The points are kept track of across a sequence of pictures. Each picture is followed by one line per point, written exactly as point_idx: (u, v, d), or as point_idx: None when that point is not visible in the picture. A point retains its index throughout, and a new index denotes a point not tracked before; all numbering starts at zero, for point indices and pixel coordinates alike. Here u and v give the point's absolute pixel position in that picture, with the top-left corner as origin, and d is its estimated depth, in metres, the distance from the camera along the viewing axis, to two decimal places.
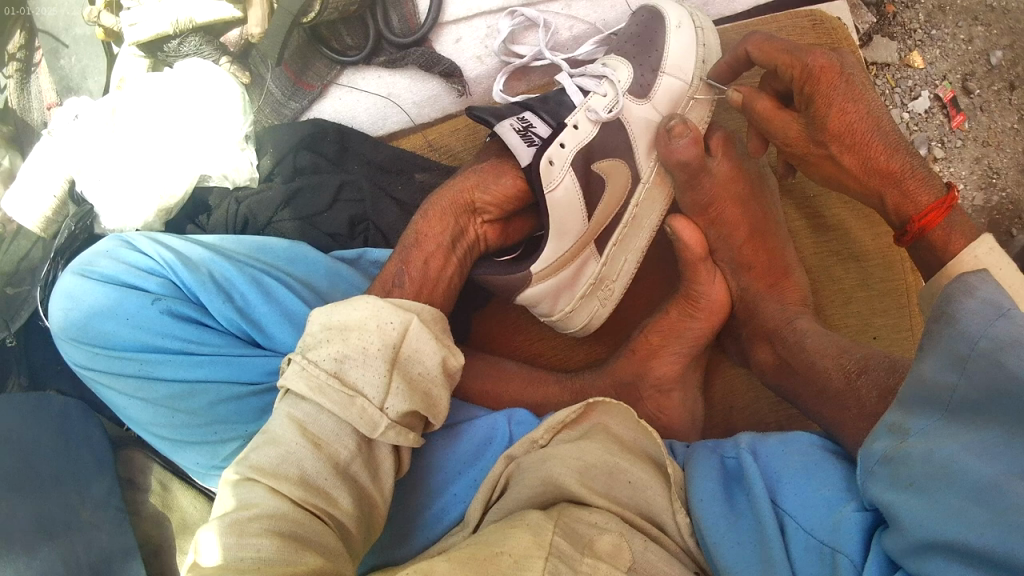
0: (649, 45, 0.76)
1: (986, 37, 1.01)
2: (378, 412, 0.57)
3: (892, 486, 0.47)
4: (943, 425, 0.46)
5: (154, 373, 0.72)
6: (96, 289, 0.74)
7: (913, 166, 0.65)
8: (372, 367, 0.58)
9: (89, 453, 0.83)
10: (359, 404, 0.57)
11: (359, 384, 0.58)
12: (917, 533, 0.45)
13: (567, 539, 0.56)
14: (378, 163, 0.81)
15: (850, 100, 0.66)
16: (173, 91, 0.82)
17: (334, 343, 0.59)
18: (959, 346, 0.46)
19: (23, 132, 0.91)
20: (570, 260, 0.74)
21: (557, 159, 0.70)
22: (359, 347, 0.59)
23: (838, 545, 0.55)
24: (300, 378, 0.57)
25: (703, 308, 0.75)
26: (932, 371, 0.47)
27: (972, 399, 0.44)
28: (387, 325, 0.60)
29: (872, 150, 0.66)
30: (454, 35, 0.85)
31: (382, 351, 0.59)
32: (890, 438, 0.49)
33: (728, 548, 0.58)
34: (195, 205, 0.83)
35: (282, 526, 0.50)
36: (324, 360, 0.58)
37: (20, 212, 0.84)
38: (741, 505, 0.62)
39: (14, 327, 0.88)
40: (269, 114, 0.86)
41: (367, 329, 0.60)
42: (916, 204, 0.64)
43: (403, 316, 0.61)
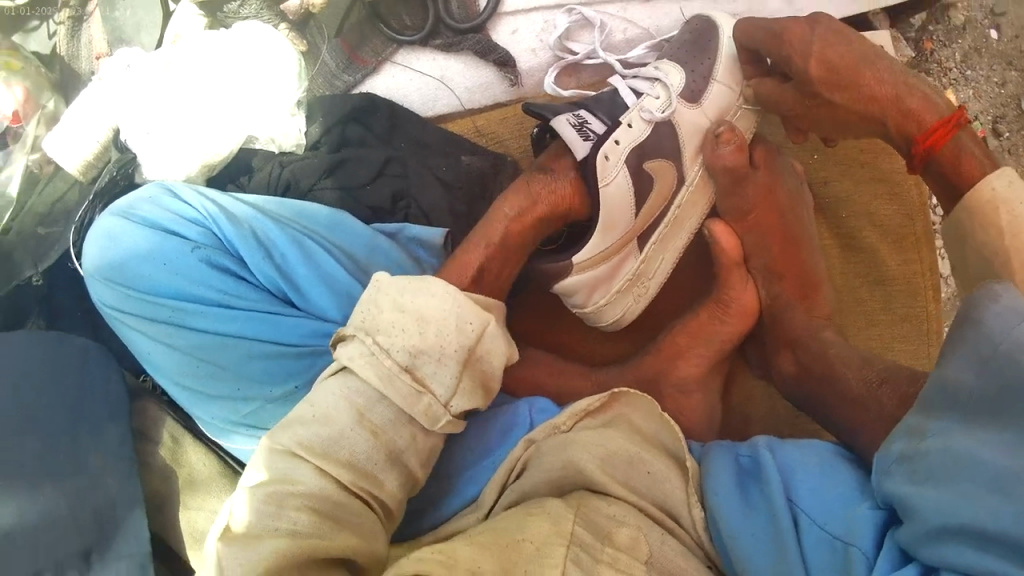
0: (703, 53, 0.79)
1: (1018, 83, 1.08)
2: (442, 409, 0.62)
3: (913, 481, 0.52)
4: (962, 424, 0.51)
5: (186, 321, 0.74)
6: (137, 232, 0.75)
7: (912, 87, 0.67)
8: (446, 365, 0.62)
9: (104, 398, 0.83)
10: (427, 401, 0.61)
11: (430, 380, 0.61)
12: (932, 520, 0.49)
13: (587, 529, 0.57)
14: (425, 143, 0.83)
15: (841, 43, 0.68)
16: (229, 50, 0.82)
17: (410, 334, 0.61)
18: (981, 346, 0.51)
19: (70, 78, 0.92)
20: (612, 254, 0.77)
21: (613, 155, 0.75)
22: (436, 347, 0.61)
23: (851, 539, 0.57)
24: (369, 364, 0.61)
25: (734, 312, 0.79)
26: (952, 372, 0.53)
27: (984, 396, 0.50)
28: (466, 324, 0.63)
29: (869, 83, 0.67)
30: (511, 26, 0.87)
31: (458, 350, 0.62)
32: (909, 438, 0.54)
33: (745, 542, 0.59)
34: (239, 165, 0.85)
35: (322, 506, 0.55)
36: (398, 350, 0.61)
37: (60, 154, 0.84)
38: (756, 500, 0.63)
39: (42, 267, 0.87)
40: (321, 84, 0.87)
41: (446, 326, 0.62)
42: (919, 122, 0.66)
43: (482, 316, 0.64)
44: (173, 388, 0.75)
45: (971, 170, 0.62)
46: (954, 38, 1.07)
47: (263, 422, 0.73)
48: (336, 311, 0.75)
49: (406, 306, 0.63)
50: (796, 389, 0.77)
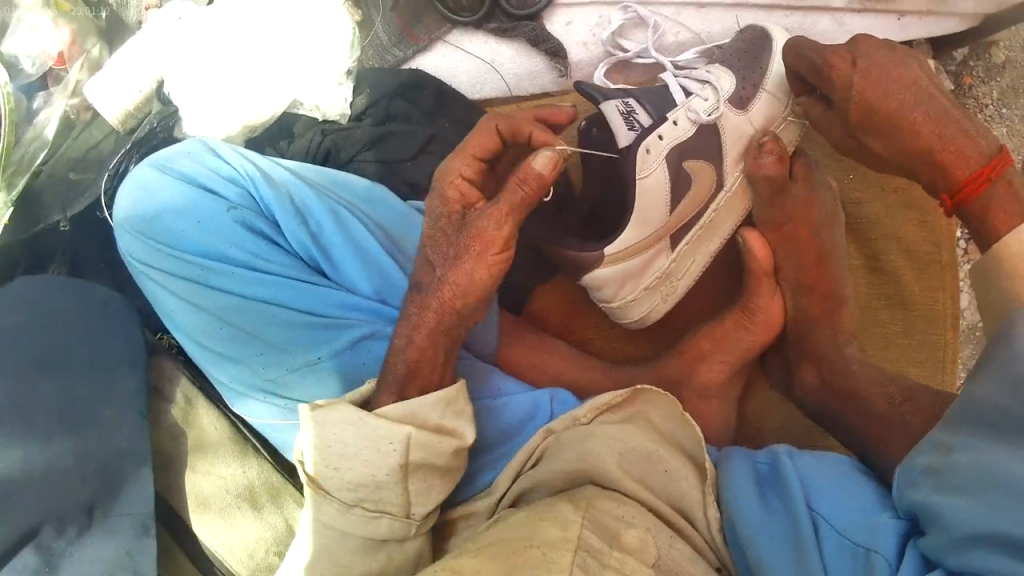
0: (754, 62, 0.79)
1: None
2: (403, 522, 0.63)
3: (937, 491, 0.52)
4: (990, 440, 0.51)
5: (213, 282, 0.74)
6: (173, 187, 0.75)
7: (951, 134, 0.67)
8: (388, 490, 0.62)
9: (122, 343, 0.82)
10: (386, 522, 0.62)
11: (381, 504, 0.62)
12: (961, 529, 0.49)
13: (596, 534, 0.57)
14: (471, 126, 0.83)
15: (881, 80, 0.68)
16: (281, 14, 0.81)
17: (344, 473, 0.61)
18: (1011, 368, 0.51)
19: (117, 26, 0.91)
20: (643, 249, 0.76)
21: (653, 149, 0.74)
22: (371, 479, 0.61)
23: (873, 545, 0.56)
24: (325, 514, 0.63)
25: (758, 322, 0.79)
26: (980, 389, 0.52)
27: (1018, 414, 0.50)
28: (388, 451, 0.61)
29: (911, 125, 0.67)
30: (566, 18, 0.86)
31: (391, 473, 0.62)
32: (933, 452, 0.54)
33: (762, 546, 0.60)
34: (279, 128, 0.85)
35: None
36: (342, 492, 0.62)
37: (101, 102, 0.83)
38: (775, 505, 0.64)
39: (70, 213, 0.87)
40: (371, 57, 0.87)
41: (372, 458, 0.61)
42: (954, 175, 0.66)
43: (403, 433, 0.62)
44: (193, 347, 0.76)
45: (1001, 220, 0.63)
46: (994, 75, 1.08)
47: (285, 390, 0.74)
48: (365, 282, 0.75)
49: (331, 444, 0.62)
50: (817, 403, 0.78)
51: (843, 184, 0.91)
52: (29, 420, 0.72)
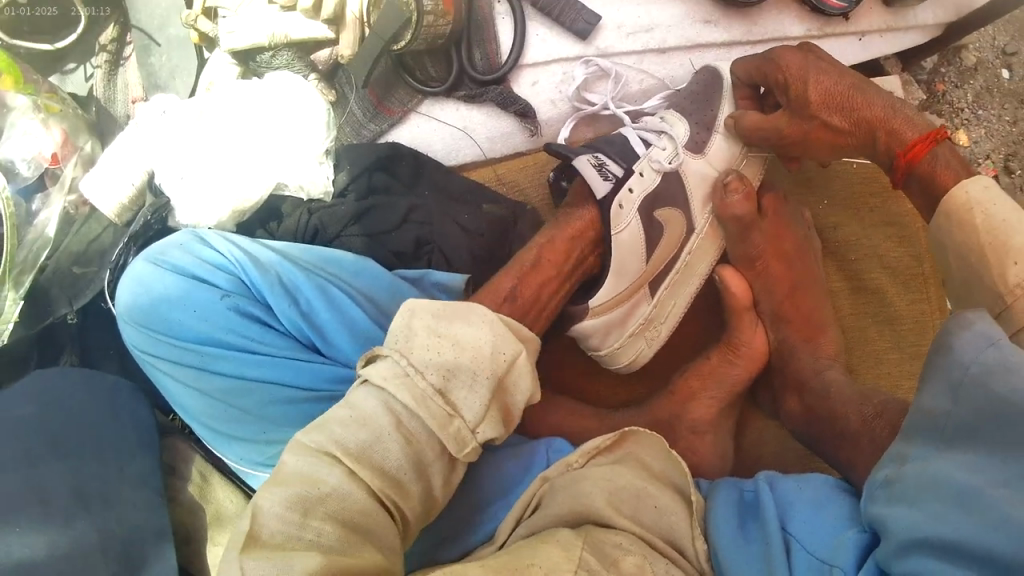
0: (707, 103, 0.82)
1: None
2: (469, 434, 0.60)
3: (889, 503, 0.51)
4: (940, 448, 0.51)
5: (211, 365, 0.77)
6: (167, 278, 0.79)
7: (895, 108, 0.70)
8: (478, 391, 0.60)
9: (129, 418, 0.87)
10: (457, 424, 0.59)
11: (460, 404, 0.60)
12: (906, 535, 0.48)
13: (595, 556, 0.60)
14: (448, 191, 0.87)
15: (821, 72, 0.73)
16: (260, 99, 0.86)
17: (448, 355, 0.60)
18: (952, 373, 0.52)
19: (107, 121, 0.96)
20: (626, 298, 0.80)
21: (627, 203, 0.78)
22: (469, 371, 0.60)
23: (835, 562, 0.59)
24: (402, 387, 0.59)
25: (742, 355, 0.82)
26: (929, 401, 0.53)
27: (963, 421, 0.50)
28: (499, 352, 0.62)
29: (857, 104, 0.71)
30: (532, 77, 0.91)
31: (490, 377, 0.61)
32: (893, 464, 0.53)
33: (738, 568, 0.62)
34: (267, 211, 0.88)
35: (348, 515, 0.53)
36: (432, 371, 0.60)
37: (96, 196, 0.87)
38: (754, 532, 0.66)
39: (77, 305, 0.91)
40: (348, 133, 0.90)
41: (480, 353, 0.61)
42: (901, 139, 0.69)
43: (516, 346, 0.63)
44: (199, 428, 0.79)
45: (946, 179, 0.65)
46: (967, 79, 1.08)
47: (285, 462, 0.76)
48: (358, 355, 0.78)
49: (445, 331, 0.62)
50: (804, 428, 0.78)
51: (818, 213, 0.93)
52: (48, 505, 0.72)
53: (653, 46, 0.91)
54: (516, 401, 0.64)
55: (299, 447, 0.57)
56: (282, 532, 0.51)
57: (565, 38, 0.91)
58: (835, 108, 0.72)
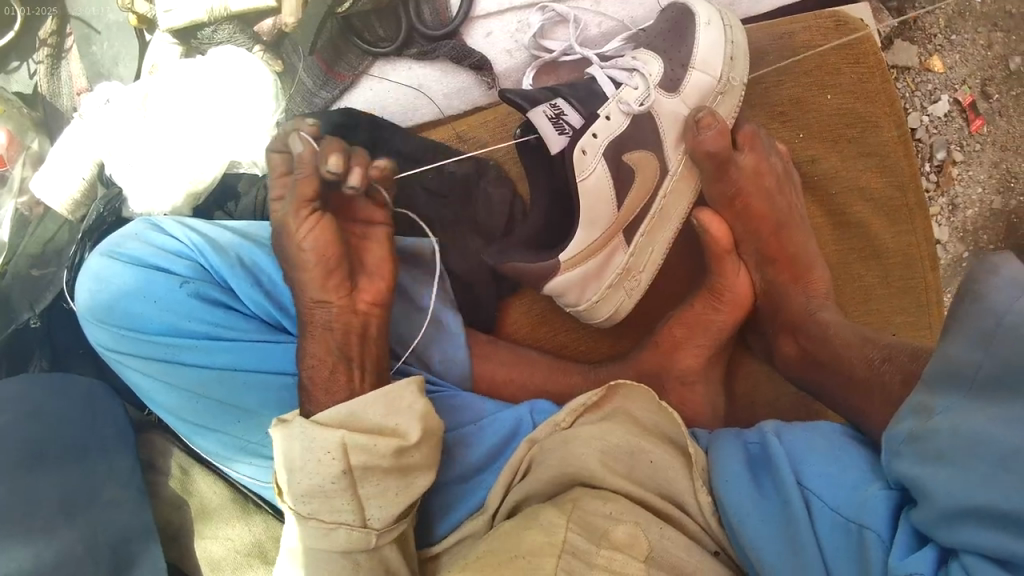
0: (680, 41, 0.78)
1: (1006, 43, 0.99)
2: (363, 531, 0.62)
3: (920, 463, 0.52)
4: (966, 400, 0.50)
5: (181, 358, 0.73)
6: (125, 271, 0.74)
7: None
8: (338, 498, 0.62)
9: (107, 417, 0.82)
10: (342, 532, 0.62)
11: (335, 516, 0.62)
12: (946, 503, 0.49)
13: (581, 535, 0.57)
14: (405, 153, 0.83)
15: None
16: (206, 77, 0.82)
17: (290, 484, 0.62)
18: (984, 321, 0.50)
19: (53, 117, 0.93)
20: (599, 249, 0.77)
21: (590, 149, 0.74)
22: (316, 490, 0.62)
23: (864, 521, 0.55)
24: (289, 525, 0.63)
25: (727, 300, 0.78)
26: (958, 351, 0.51)
27: (994, 372, 0.49)
28: (326, 456, 0.61)
29: None
30: (485, 29, 0.88)
31: (336, 481, 0.61)
32: (915, 417, 0.54)
33: (753, 530, 0.59)
34: (223, 191, 0.85)
35: None
36: (293, 504, 0.63)
37: (47, 194, 0.84)
38: (768, 488, 0.63)
39: (39, 309, 0.86)
40: (299, 103, 0.88)
41: (308, 468, 0.61)
42: None
43: (335, 439, 0.61)
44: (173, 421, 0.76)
45: None
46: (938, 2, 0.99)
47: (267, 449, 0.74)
48: None
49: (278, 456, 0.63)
50: (801, 374, 0.76)
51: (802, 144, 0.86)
52: (33, 511, 0.69)
53: None
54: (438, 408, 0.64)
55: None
56: None
57: None
58: None
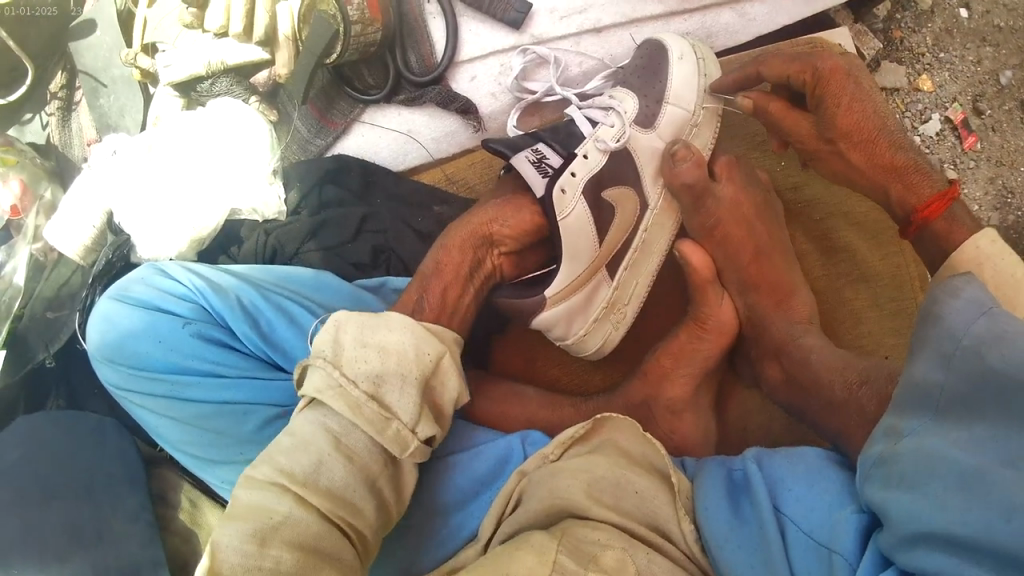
0: (654, 77, 0.81)
1: (995, 58, 1.02)
2: (408, 434, 0.61)
3: (884, 485, 0.52)
4: (935, 423, 0.51)
5: (183, 394, 0.76)
6: (131, 313, 0.78)
7: (916, 161, 0.73)
8: (409, 390, 0.62)
9: (118, 452, 0.86)
10: (394, 426, 0.61)
11: (395, 406, 0.61)
12: (908, 526, 0.49)
13: (571, 558, 0.60)
14: (400, 197, 0.88)
15: (857, 99, 0.74)
16: (206, 129, 0.87)
17: (377, 360, 0.62)
18: (944, 344, 0.52)
19: (65, 166, 0.97)
20: (582, 285, 0.78)
21: (569, 188, 0.75)
22: (397, 373, 0.62)
23: (834, 546, 0.59)
24: (337, 399, 0.60)
25: (711, 329, 0.80)
26: (923, 373, 0.53)
27: (960, 393, 0.50)
28: (423, 353, 0.65)
29: (879, 148, 0.74)
30: (470, 73, 0.91)
31: (416, 375, 0.63)
32: (886, 440, 0.53)
33: (731, 555, 0.62)
34: (228, 236, 0.89)
35: (305, 539, 0.53)
36: (363, 380, 0.61)
37: (60, 241, 0.88)
38: (748, 511, 0.65)
39: (54, 348, 0.91)
40: (296, 151, 0.92)
41: (404, 358, 0.64)
42: (917, 194, 0.71)
43: (438, 348, 0.66)
44: (181, 457, 0.78)
45: (956, 235, 0.67)
46: (925, 21, 1.03)
47: None
48: None
49: (369, 341, 0.64)
50: (788, 400, 0.77)
51: (786, 160, 0.91)
52: (43, 546, 0.73)
53: (588, 26, 0.90)
54: (445, 398, 0.67)
55: (247, 479, 0.57)
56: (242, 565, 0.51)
57: (499, 29, 0.91)
58: (858, 142, 0.74)
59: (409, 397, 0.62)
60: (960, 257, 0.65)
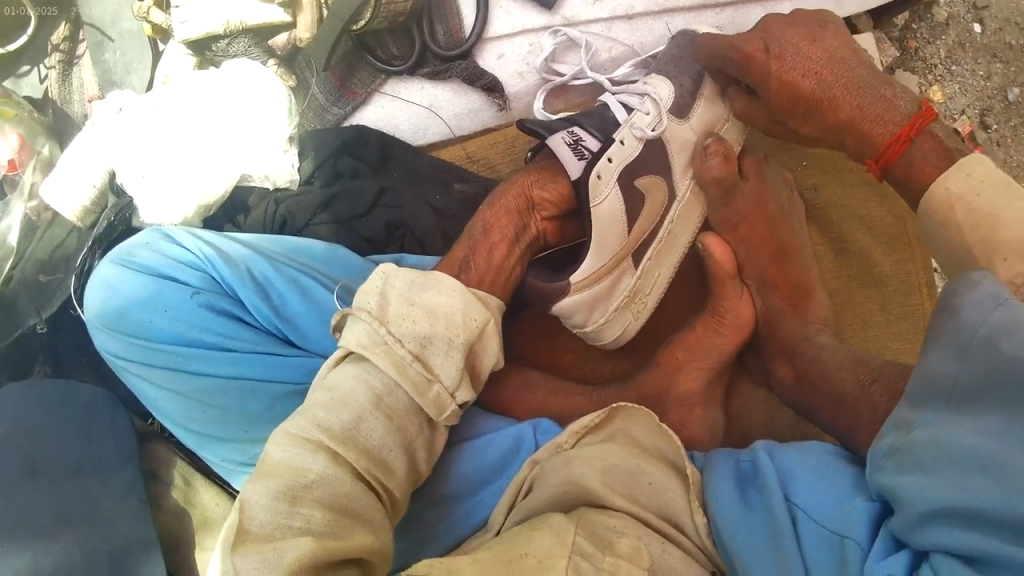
0: (690, 66, 0.80)
1: (1004, 74, 0.99)
2: (448, 397, 0.61)
3: (898, 473, 0.50)
4: (946, 414, 0.49)
5: (188, 367, 0.73)
6: (135, 280, 0.75)
7: (864, 105, 0.67)
8: (453, 356, 0.62)
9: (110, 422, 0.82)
10: (435, 389, 0.61)
11: (438, 369, 0.61)
12: (923, 507, 0.47)
13: (588, 539, 0.57)
14: (418, 172, 0.85)
15: (787, 53, 0.69)
16: (219, 90, 0.84)
17: (424, 322, 0.62)
18: (959, 336, 0.50)
19: (62, 122, 0.93)
20: (607, 274, 0.76)
21: (605, 174, 0.74)
22: (443, 338, 0.62)
23: (847, 531, 0.55)
24: (382, 354, 0.60)
25: (729, 323, 0.79)
26: (935, 364, 0.50)
27: (972, 384, 0.48)
28: (470, 319, 0.64)
29: (821, 101, 0.69)
30: (497, 51, 0.89)
31: (462, 338, 0.63)
32: (897, 432, 0.52)
33: (745, 548, 0.58)
34: (235, 203, 0.86)
35: (335, 500, 0.53)
36: (409, 340, 0.61)
37: (57, 201, 0.85)
38: (755, 502, 0.62)
39: (45, 314, 0.86)
40: (312, 118, 0.90)
41: (451, 321, 0.63)
42: (873, 141, 0.67)
43: (484, 312, 0.65)
44: (180, 433, 0.75)
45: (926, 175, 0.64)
46: (939, 33, 1.00)
47: None
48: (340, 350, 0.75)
49: (416, 300, 0.63)
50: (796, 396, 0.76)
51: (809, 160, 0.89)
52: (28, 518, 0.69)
53: (620, 12, 0.88)
54: (484, 364, 0.66)
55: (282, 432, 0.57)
56: (270, 522, 0.51)
57: (530, 9, 0.89)
58: (800, 104, 0.70)
59: (453, 361, 0.62)
60: (934, 198, 0.62)
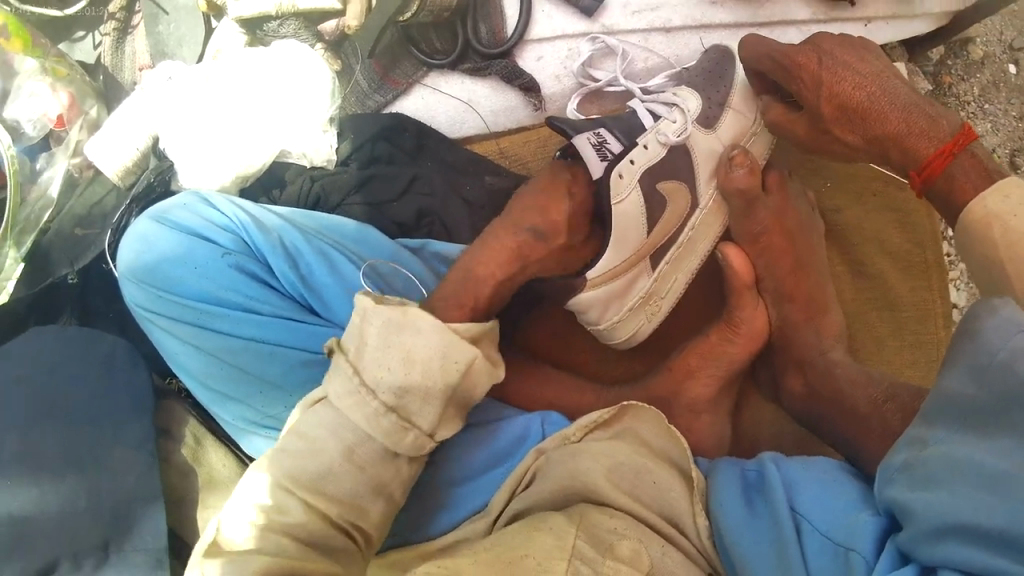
0: (718, 80, 0.83)
1: None
2: (425, 440, 0.64)
3: (909, 489, 0.52)
4: (962, 434, 0.51)
5: (213, 325, 0.75)
6: (170, 237, 0.77)
7: (910, 122, 0.67)
8: (429, 404, 0.64)
9: None
10: (411, 436, 0.63)
11: (414, 417, 0.64)
12: (930, 522, 0.49)
13: (589, 544, 0.57)
14: (452, 163, 0.88)
15: (839, 69, 0.70)
16: (264, 68, 0.86)
17: (395, 373, 0.63)
18: (978, 358, 0.51)
19: (112, 88, 0.96)
20: (624, 272, 0.79)
21: (626, 174, 0.76)
22: (420, 388, 0.63)
23: (852, 544, 0.55)
24: (354, 406, 0.63)
25: (743, 333, 0.80)
26: (951, 383, 0.52)
27: (989, 403, 0.50)
28: (451, 364, 0.64)
29: (870, 116, 0.69)
30: (537, 53, 0.92)
31: (441, 389, 0.63)
32: (910, 449, 0.53)
33: (747, 551, 0.59)
34: (271, 177, 0.89)
35: (306, 533, 0.60)
36: (383, 391, 0.63)
37: (100, 158, 0.87)
38: (761, 509, 0.62)
39: (77, 266, 0.90)
40: (353, 103, 0.92)
41: (429, 368, 0.63)
42: (917, 156, 0.66)
43: (467, 354, 0.64)
44: (198, 389, 0.77)
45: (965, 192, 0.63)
46: (973, 71, 1.02)
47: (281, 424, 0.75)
48: None
49: (395, 342, 0.64)
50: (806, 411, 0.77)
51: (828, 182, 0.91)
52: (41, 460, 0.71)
53: (657, 25, 0.91)
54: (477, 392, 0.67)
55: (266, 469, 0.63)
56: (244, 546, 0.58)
57: (572, 15, 0.92)
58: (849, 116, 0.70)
59: (429, 410, 0.64)
60: (971, 216, 0.62)
